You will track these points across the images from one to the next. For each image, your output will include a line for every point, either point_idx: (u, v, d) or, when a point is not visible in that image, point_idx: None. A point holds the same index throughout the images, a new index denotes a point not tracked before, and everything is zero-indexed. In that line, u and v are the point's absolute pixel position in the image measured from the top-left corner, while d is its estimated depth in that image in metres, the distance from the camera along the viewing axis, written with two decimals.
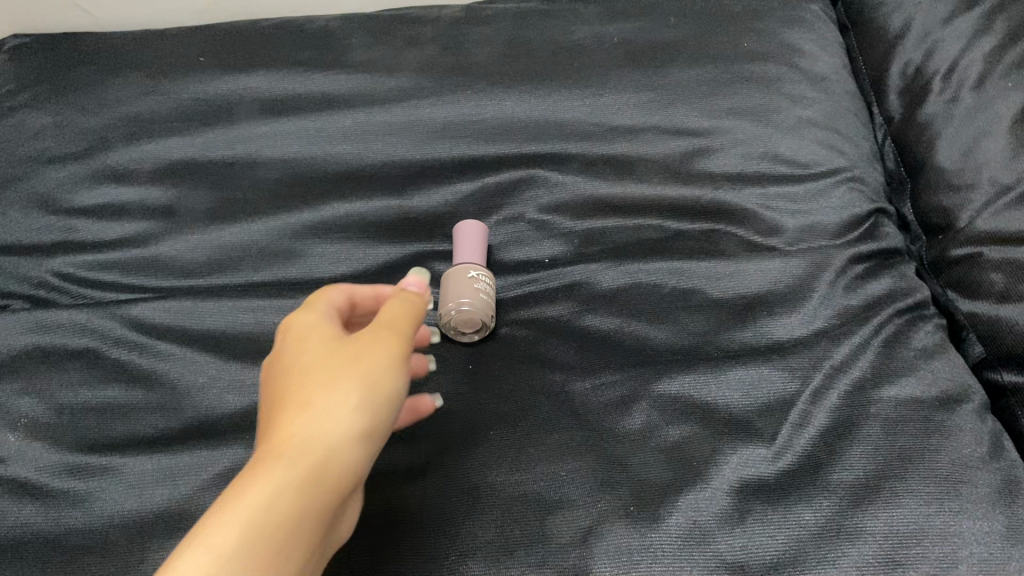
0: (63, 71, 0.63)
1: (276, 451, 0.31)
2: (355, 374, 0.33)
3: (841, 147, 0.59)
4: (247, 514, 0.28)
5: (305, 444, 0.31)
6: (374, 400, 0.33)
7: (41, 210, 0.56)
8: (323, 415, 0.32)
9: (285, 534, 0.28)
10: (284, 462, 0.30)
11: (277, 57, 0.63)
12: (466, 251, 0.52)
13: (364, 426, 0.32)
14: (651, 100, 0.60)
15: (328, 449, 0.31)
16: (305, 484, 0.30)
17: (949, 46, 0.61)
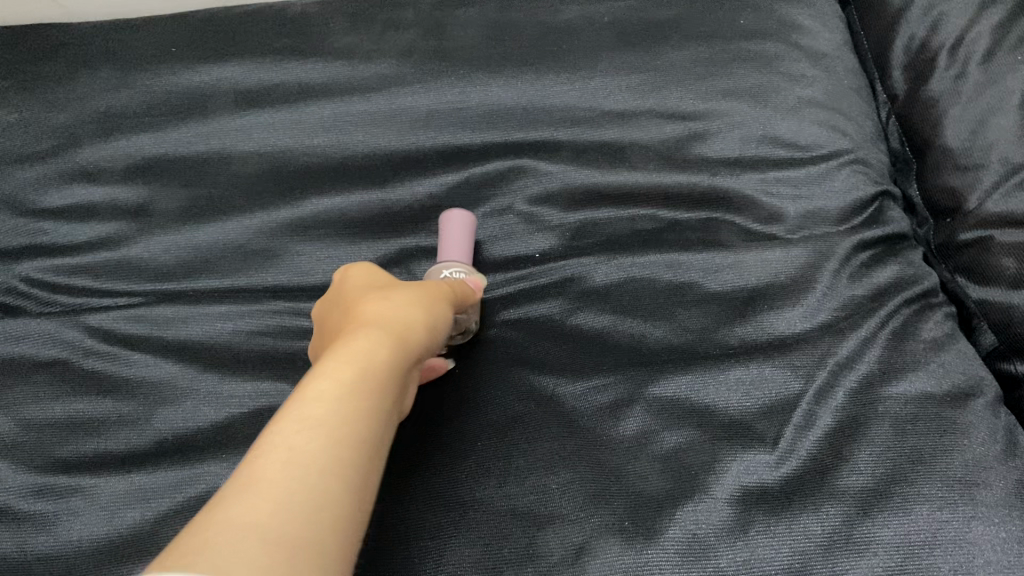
0: (29, 64, 0.60)
1: (359, 325, 0.36)
2: (415, 292, 0.40)
3: (843, 127, 0.56)
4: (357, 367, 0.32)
5: (383, 322, 0.36)
6: (430, 303, 0.40)
7: (8, 211, 0.53)
8: (393, 307, 0.38)
9: (379, 370, 0.33)
10: (372, 329, 0.35)
11: (253, 45, 0.60)
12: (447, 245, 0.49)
13: (430, 314, 0.39)
14: (644, 82, 0.57)
15: (403, 327, 0.36)
16: (391, 345, 0.35)
17: (956, 18, 0.58)
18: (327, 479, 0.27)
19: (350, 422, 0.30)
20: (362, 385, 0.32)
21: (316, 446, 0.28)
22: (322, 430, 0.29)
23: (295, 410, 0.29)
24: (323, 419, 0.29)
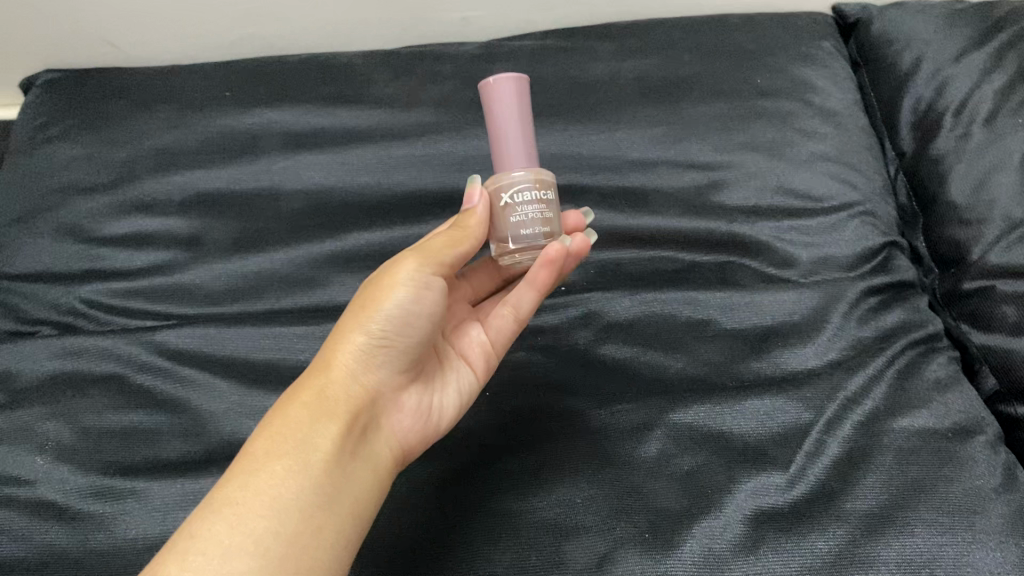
0: (92, 104, 0.65)
1: (300, 383, 0.40)
2: (358, 306, 0.41)
3: (854, 181, 0.60)
4: (266, 453, 0.36)
5: (314, 375, 0.40)
6: (366, 316, 0.40)
7: (72, 239, 0.58)
8: (328, 349, 0.41)
9: (304, 441, 0.37)
10: (300, 392, 0.39)
11: (300, 91, 0.64)
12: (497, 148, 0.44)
13: (367, 333, 0.40)
14: (667, 134, 0.61)
15: (328, 377, 0.39)
16: (305, 406, 0.38)
17: (960, 82, 0.62)
18: (244, 544, 0.33)
19: (240, 512, 0.34)
20: (264, 472, 0.36)
21: (237, 522, 0.34)
22: (245, 497, 0.35)
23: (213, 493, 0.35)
24: (226, 508, 0.34)
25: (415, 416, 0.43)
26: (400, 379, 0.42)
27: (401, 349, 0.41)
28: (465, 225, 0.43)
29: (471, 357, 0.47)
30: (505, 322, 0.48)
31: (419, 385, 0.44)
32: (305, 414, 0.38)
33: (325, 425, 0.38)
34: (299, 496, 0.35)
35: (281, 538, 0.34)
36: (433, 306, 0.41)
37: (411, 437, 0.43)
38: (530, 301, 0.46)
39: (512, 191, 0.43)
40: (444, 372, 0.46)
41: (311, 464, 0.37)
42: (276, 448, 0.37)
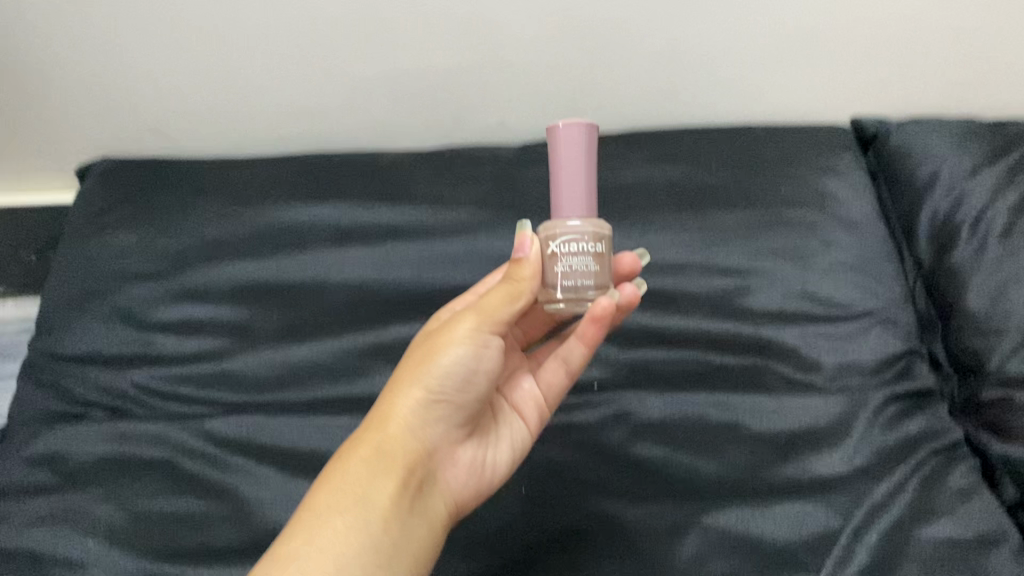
0: (148, 193, 0.68)
1: (361, 434, 0.46)
2: (414, 367, 0.47)
3: (874, 288, 0.62)
4: (334, 497, 0.43)
5: (374, 429, 0.46)
6: (424, 377, 0.46)
7: (126, 325, 0.61)
8: (386, 403, 0.47)
9: (364, 496, 0.43)
10: (361, 444, 0.46)
11: (347, 188, 0.67)
12: (557, 191, 0.48)
13: (425, 392, 0.46)
14: (695, 239, 0.64)
15: (387, 430, 0.46)
16: (368, 458, 0.45)
17: (975, 197, 0.65)
18: None
19: (313, 550, 0.41)
20: (333, 514, 0.43)
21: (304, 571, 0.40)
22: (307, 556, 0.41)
23: (290, 532, 0.42)
24: (302, 544, 0.41)
25: (472, 467, 0.49)
26: (456, 434, 0.48)
27: (457, 403, 0.47)
28: (518, 278, 0.47)
29: (524, 408, 0.53)
30: (558, 375, 0.53)
31: (476, 439, 0.50)
32: (368, 465, 0.45)
33: (388, 476, 0.45)
34: (365, 538, 0.42)
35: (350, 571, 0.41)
36: (486, 364, 0.47)
37: (469, 486, 0.49)
38: (581, 353, 0.51)
39: (560, 240, 0.46)
40: (500, 424, 0.52)
41: (374, 509, 0.43)
42: (343, 494, 0.44)
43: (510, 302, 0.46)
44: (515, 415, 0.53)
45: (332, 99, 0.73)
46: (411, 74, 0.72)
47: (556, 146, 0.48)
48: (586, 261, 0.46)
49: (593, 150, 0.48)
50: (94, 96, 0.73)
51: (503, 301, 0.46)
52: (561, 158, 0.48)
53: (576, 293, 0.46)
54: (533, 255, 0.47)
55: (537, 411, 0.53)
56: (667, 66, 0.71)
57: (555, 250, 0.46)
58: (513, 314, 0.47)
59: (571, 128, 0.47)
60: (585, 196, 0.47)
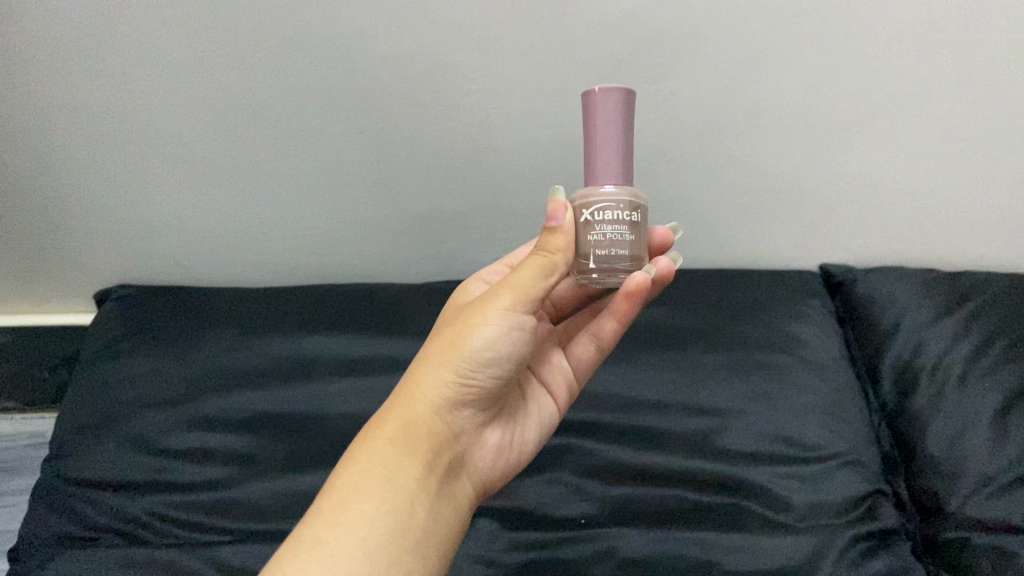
0: (167, 322, 0.75)
1: (390, 406, 0.47)
2: (446, 344, 0.47)
3: (843, 431, 0.66)
4: (363, 469, 0.43)
5: (403, 402, 0.46)
6: (456, 355, 0.46)
7: (137, 450, 0.65)
8: (417, 377, 0.47)
9: (394, 477, 0.43)
10: (390, 418, 0.46)
11: (354, 320, 0.74)
12: (592, 154, 0.48)
13: (456, 374, 0.46)
14: (675, 379, 0.70)
15: (417, 406, 0.46)
16: (396, 434, 0.45)
17: (934, 345, 0.71)
18: None
19: (342, 526, 0.40)
20: (365, 490, 0.42)
21: (334, 557, 0.39)
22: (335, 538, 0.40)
23: (317, 508, 0.41)
24: (331, 520, 0.41)
25: (498, 446, 0.52)
26: (484, 416, 0.50)
27: (489, 386, 0.48)
28: (550, 249, 0.46)
29: (554, 389, 0.57)
30: (588, 351, 0.58)
31: (503, 419, 0.52)
32: (397, 442, 0.45)
33: (416, 455, 0.45)
34: (396, 510, 0.42)
35: (386, 545, 0.41)
36: (523, 344, 0.47)
37: (495, 466, 0.51)
38: (611, 327, 0.56)
39: (593, 207, 0.46)
40: (525, 404, 0.55)
41: (405, 484, 0.43)
42: (373, 466, 0.43)
43: (544, 275, 0.46)
44: (538, 401, 0.55)
45: (339, 237, 0.85)
46: (414, 217, 0.82)
47: (589, 110, 0.48)
48: (620, 227, 0.45)
49: (629, 115, 0.47)
50: (132, 227, 0.85)
51: (536, 274, 0.46)
52: (594, 123, 0.47)
53: (610, 262, 0.46)
54: (566, 222, 0.46)
55: (561, 395, 0.57)
56: None
57: (588, 217, 0.46)
58: (547, 289, 0.47)
59: (603, 94, 0.47)
60: (620, 165, 0.47)
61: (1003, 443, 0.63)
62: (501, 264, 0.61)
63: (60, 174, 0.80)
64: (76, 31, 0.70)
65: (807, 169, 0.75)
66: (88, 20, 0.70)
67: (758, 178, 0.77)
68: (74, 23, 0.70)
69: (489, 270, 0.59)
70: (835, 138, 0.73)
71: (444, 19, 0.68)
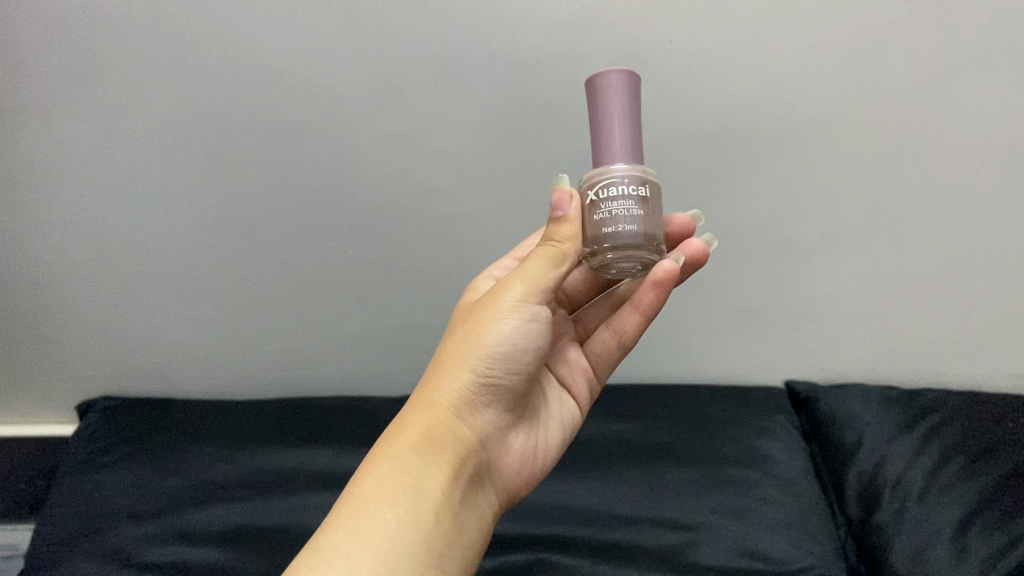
0: (151, 438, 0.79)
1: (409, 414, 0.48)
2: (460, 345, 0.48)
3: (809, 545, 0.67)
4: (383, 477, 0.44)
5: (424, 407, 0.48)
6: (471, 355, 0.48)
7: (116, 564, 0.67)
8: (436, 381, 0.49)
9: (414, 481, 0.44)
10: (411, 424, 0.47)
11: (336, 435, 0.78)
12: (599, 134, 0.48)
13: (473, 374, 0.48)
14: (647, 494, 0.72)
15: (437, 410, 0.47)
16: (416, 439, 0.46)
17: (894, 461, 0.72)
18: None
19: (360, 534, 0.41)
20: (384, 499, 0.43)
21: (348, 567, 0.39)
22: (351, 548, 0.40)
23: (336, 517, 0.42)
24: (350, 528, 0.41)
25: (523, 451, 0.52)
26: (506, 418, 0.51)
27: (507, 386, 0.49)
28: (559, 239, 0.47)
29: (573, 390, 0.58)
30: (613, 345, 0.59)
31: (527, 423, 0.53)
32: (418, 447, 0.46)
33: (437, 461, 0.46)
34: (415, 517, 0.43)
35: (404, 553, 0.41)
36: (537, 340, 0.48)
37: (521, 470, 0.52)
38: (634, 323, 0.57)
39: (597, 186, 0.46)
40: (549, 405, 0.55)
41: (425, 490, 0.44)
42: (394, 471, 0.44)
43: (552, 265, 0.47)
44: (557, 403, 0.56)
45: (325, 347, 0.88)
46: (398, 328, 0.86)
47: (594, 93, 0.48)
48: (623, 204, 0.45)
49: (635, 99, 0.48)
50: (118, 340, 0.88)
51: (543, 264, 0.47)
52: (602, 103, 0.47)
53: (617, 239, 0.45)
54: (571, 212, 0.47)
55: (581, 395, 0.58)
56: None
57: (593, 199, 0.46)
58: (558, 276, 0.48)
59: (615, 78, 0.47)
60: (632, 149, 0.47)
61: (965, 557, 0.63)
62: (509, 256, 0.60)
63: (53, 294, 0.84)
64: (71, 162, 0.74)
65: (773, 291, 0.79)
66: (83, 152, 0.73)
67: (727, 300, 0.81)
68: (72, 157, 0.74)
69: (499, 265, 0.59)
70: (797, 266, 0.77)
71: (427, 151, 0.72)
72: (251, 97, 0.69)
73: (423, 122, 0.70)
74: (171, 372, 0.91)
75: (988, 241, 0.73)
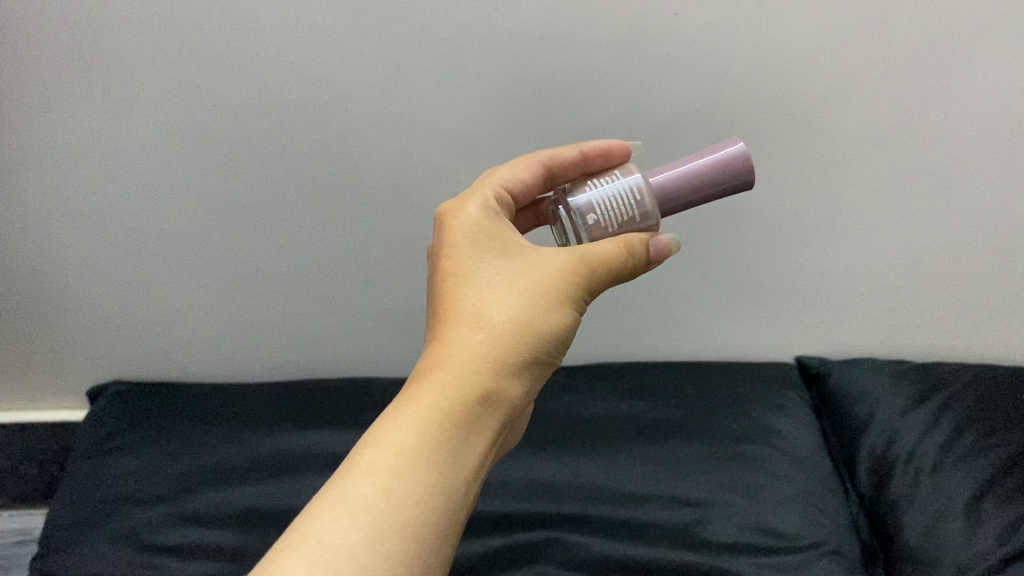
0: (161, 421, 0.79)
1: (457, 360, 0.44)
2: (525, 312, 0.46)
3: (820, 520, 0.67)
4: (427, 433, 0.41)
5: (479, 360, 0.44)
6: (540, 330, 0.46)
7: (127, 547, 0.67)
8: (496, 334, 0.45)
9: (460, 446, 0.42)
10: (463, 374, 0.44)
11: (346, 416, 0.79)
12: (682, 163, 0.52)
13: (536, 350, 0.46)
14: (657, 472, 0.72)
15: (496, 372, 0.44)
16: (471, 399, 0.43)
17: (907, 435, 0.72)
18: (386, 555, 0.36)
19: (397, 495, 0.38)
20: (428, 455, 0.40)
21: (382, 526, 0.37)
22: (388, 506, 0.38)
23: (368, 462, 0.39)
24: (391, 483, 0.39)
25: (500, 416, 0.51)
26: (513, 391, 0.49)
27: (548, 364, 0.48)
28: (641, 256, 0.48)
29: None
30: None
31: None
32: (471, 408, 0.43)
33: (483, 427, 0.43)
34: (455, 486, 0.41)
35: (442, 523, 0.39)
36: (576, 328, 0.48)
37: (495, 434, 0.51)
38: None
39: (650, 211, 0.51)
40: None
41: (470, 459, 0.42)
42: (445, 430, 0.41)
43: (619, 270, 0.47)
44: None
45: (334, 329, 0.88)
46: (405, 309, 0.86)
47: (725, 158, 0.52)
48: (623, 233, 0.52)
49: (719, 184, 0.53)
50: (127, 324, 0.88)
51: (610, 265, 0.47)
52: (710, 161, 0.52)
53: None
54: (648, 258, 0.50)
55: None
56: (621, 325, 0.87)
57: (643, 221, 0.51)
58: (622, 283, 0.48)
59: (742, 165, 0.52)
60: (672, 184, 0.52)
61: (978, 531, 0.62)
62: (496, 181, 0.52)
63: (61, 278, 0.84)
64: (75, 146, 0.74)
65: (782, 266, 0.79)
66: (87, 137, 0.73)
67: (735, 276, 0.80)
68: (72, 142, 0.73)
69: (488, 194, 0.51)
70: (805, 240, 0.77)
71: (432, 131, 0.72)
72: (253, 77, 0.69)
73: (425, 99, 0.70)
74: (177, 354, 0.91)
75: (997, 216, 0.73)
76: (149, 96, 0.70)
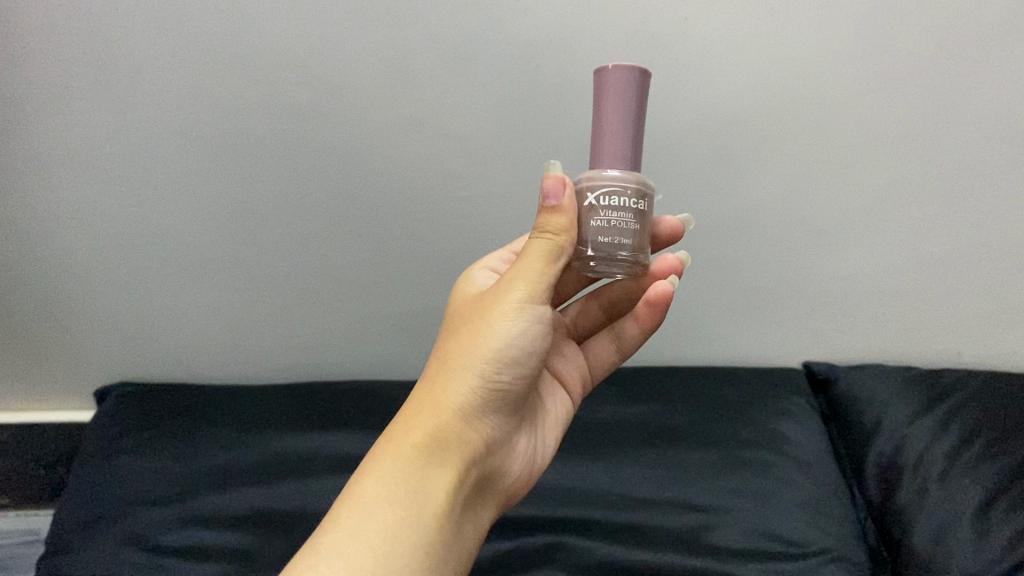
0: (166, 423, 0.79)
1: (416, 411, 0.47)
2: (463, 347, 0.48)
3: (827, 526, 0.67)
4: (385, 476, 0.44)
5: (432, 406, 0.47)
6: (482, 357, 0.47)
7: (133, 547, 0.67)
8: (444, 380, 0.47)
9: (420, 482, 0.44)
10: (418, 423, 0.46)
11: (353, 419, 0.79)
12: (597, 137, 0.47)
13: (483, 376, 0.47)
14: (664, 478, 0.72)
15: (443, 411, 0.46)
16: (423, 441, 0.45)
17: (914, 442, 0.71)
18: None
19: (364, 532, 0.41)
20: (387, 495, 0.43)
21: (346, 558, 0.40)
22: (354, 541, 0.40)
23: (338, 511, 0.42)
24: (355, 523, 0.41)
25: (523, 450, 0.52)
26: (512, 424, 0.50)
27: (514, 389, 0.48)
28: (553, 231, 0.46)
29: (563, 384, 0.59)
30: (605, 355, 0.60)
31: (528, 425, 0.53)
32: (426, 448, 0.45)
33: (446, 463, 0.45)
34: (420, 518, 0.42)
35: (408, 553, 0.41)
36: (542, 339, 0.47)
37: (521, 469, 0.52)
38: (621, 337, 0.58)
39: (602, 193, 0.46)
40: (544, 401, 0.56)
41: (433, 492, 0.44)
42: (404, 473, 0.44)
43: (547, 264, 0.46)
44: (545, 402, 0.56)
45: (339, 333, 0.88)
46: (411, 313, 0.86)
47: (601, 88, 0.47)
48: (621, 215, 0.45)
49: (641, 97, 0.47)
50: (134, 326, 0.88)
51: (536, 263, 0.46)
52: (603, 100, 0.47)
53: (604, 248, 0.46)
54: (564, 201, 0.46)
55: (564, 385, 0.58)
56: None
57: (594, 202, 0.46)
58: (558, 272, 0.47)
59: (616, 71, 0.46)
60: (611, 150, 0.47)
61: (987, 537, 0.61)
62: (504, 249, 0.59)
63: (68, 279, 0.84)
64: (84, 145, 0.74)
65: (789, 273, 0.79)
66: (95, 137, 0.73)
67: (743, 282, 0.80)
68: (80, 142, 0.73)
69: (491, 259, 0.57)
70: (813, 246, 0.76)
71: (440, 134, 0.72)
72: (262, 77, 0.69)
73: (433, 101, 0.70)
74: (183, 357, 0.91)
75: (1003, 221, 0.72)
76: (158, 97, 0.70)
